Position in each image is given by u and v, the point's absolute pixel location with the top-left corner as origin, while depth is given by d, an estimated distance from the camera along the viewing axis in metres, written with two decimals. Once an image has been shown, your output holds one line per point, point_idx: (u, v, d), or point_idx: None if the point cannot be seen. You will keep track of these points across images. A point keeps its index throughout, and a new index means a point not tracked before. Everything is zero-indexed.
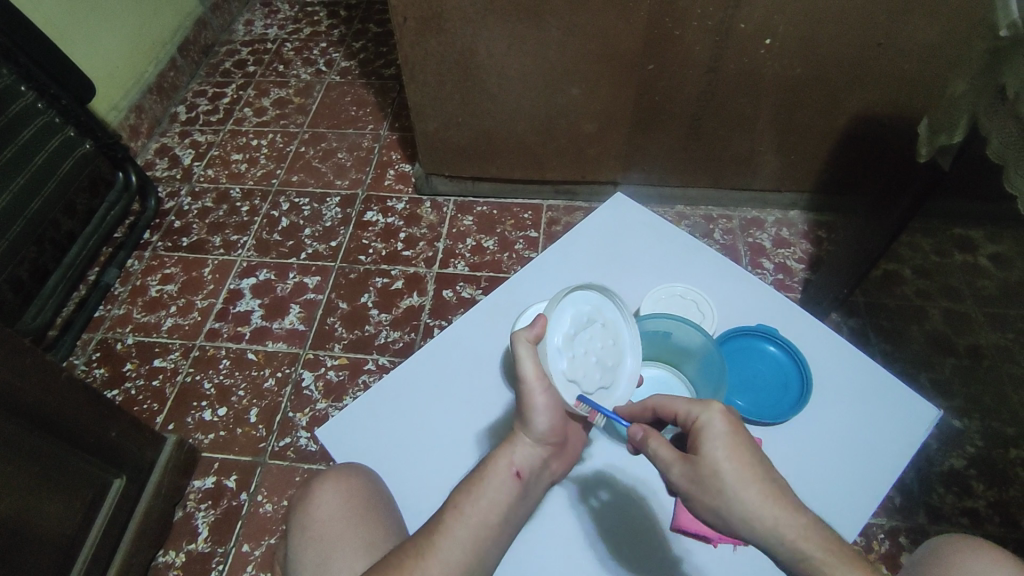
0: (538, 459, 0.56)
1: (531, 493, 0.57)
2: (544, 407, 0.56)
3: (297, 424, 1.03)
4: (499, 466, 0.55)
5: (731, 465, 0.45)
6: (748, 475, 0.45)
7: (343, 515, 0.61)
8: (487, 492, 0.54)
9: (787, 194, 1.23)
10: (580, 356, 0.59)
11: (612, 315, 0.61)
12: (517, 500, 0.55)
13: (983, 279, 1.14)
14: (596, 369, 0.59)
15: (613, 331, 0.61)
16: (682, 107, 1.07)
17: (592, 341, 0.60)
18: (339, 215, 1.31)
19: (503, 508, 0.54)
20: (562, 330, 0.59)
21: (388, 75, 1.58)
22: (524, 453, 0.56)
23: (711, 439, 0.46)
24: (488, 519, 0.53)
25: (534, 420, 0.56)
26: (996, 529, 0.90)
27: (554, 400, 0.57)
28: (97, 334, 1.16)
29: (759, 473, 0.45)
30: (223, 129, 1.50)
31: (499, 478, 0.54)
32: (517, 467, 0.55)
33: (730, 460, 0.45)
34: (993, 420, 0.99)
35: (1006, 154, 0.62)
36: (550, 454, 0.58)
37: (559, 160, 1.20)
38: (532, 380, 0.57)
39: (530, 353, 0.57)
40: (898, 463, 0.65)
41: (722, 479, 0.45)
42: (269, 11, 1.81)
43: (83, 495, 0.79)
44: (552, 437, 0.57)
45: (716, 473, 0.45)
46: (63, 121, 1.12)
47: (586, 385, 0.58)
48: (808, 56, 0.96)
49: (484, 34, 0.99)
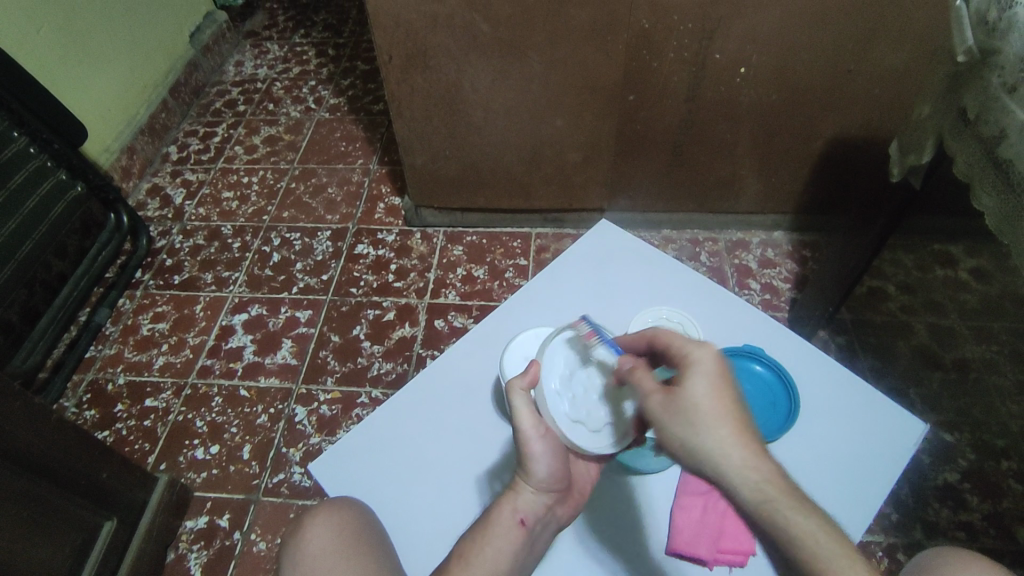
0: (541, 505, 0.56)
1: (538, 540, 0.56)
2: (543, 454, 0.57)
3: (291, 459, 1.02)
4: (503, 515, 0.55)
5: (713, 399, 0.49)
6: (723, 408, 0.49)
7: (335, 548, 0.60)
8: (492, 543, 0.54)
9: (770, 215, 1.25)
10: (581, 395, 0.58)
11: (607, 354, 0.60)
12: (524, 547, 0.55)
13: (966, 293, 1.16)
14: (599, 407, 0.58)
15: (611, 368, 0.59)
16: (663, 135, 1.10)
17: (592, 378, 0.59)
18: (330, 248, 1.32)
19: (510, 557, 0.54)
20: (557, 370, 0.60)
21: (377, 110, 1.61)
22: (527, 500, 0.56)
23: (695, 371, 0.51)
24: (495, 570, 0.53)
25: (534, 467, 0.57)
26: (993, 542, 0.90)
27: (553, 446, 0.57)
28: (88, 374, 1.16)
29: (741, 412, 0.49)
30: (214, 167, 1.52)
31: (503, 527, 0.55)
32: (522, 515, 0.55)
33: (709, 392, 0.49)
34: (983, 432, 1.00)
35: (973, 173, 0.65)
36: (555, 500, 0.58)
37: (545, 189, 1.23)
38: (530, 431, 0.57)
39: (524, 400, 0.58)
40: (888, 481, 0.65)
41: (700, 408, 0.49)
42: (258, 52, 1.85)
43: (73, 539, 0.78)
44: (555, 482, 0.57)
45: (691, 402, 0.49)
46: (55, 165, 1.14)
47: (591, 424, 0.57)
48: (781, 83, 0.99)
49: (469, 71, 1.02)
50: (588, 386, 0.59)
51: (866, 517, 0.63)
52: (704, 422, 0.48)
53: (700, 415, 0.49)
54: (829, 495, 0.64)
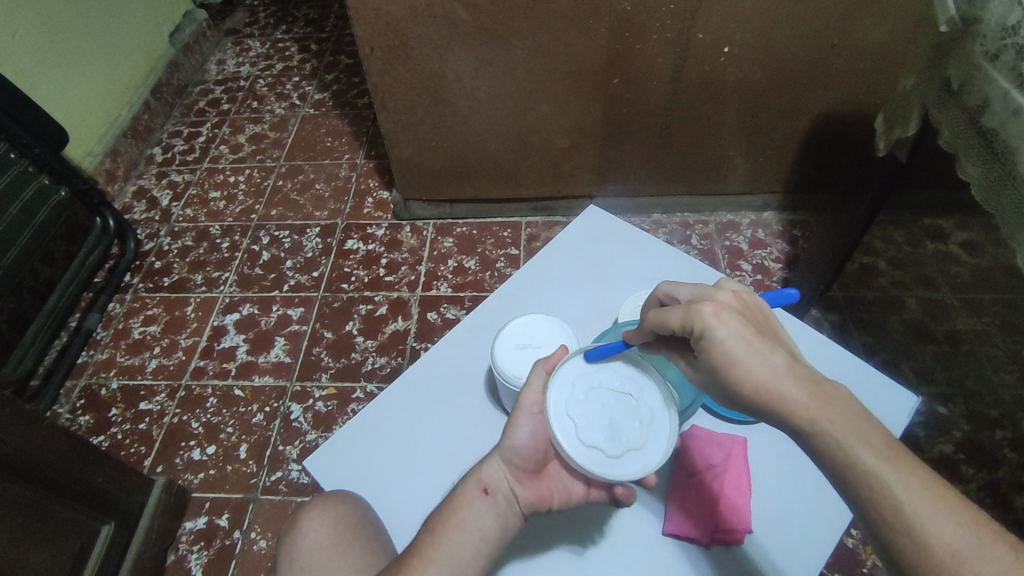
0: (508, 475, 0.56)
1: (508, 513, 0.55)
2: (517, 426, 0.57)
3: (288, 457, 1.02)
4: (467, 486, 0.56)
5: (739, 356, 0.45)
6: (761, 361, 0.44)
7: (330, 542, 0.60)
8: (457, 515, 0.54)
9: (759, 195, 1.25)
10: (596, 412, 0.55)
11: (652, 401, 0.56)
12: (490, 518, 0.54)
13: (956, 265, 1.17)
14: (606, 432, 0.54)
15: (644, 413, 0.56)
16: (650, 118, 1.09)
17: (618, 407, 0.56)
18: (319, 245, 1.32)
19: (472, 527, 0.53)
20: (587, 379, 0.58)
21: (362, 104, 1.60)
22: (491, 470, 0.56)
23: (719, 330, 0.46)
24: (457, 539, 0.53)
25: (504, 439, 0.57)
26: (989, 511, 0.90)
27: (542, 429, 0.57)
28: (80, 380, 1.15)
29: (770, 357, 0.44)
30: (200, 168, 1.51)
31: (466, 498, 0.55)
32: (485, 485, 0.55)
33: (741, 345, 0.45)
34: (977, 403, 1.01)
35: (957, 144, 0.65)
36: (524, 472, 0.56)
37: (534, 177, 1.22)
38: (528, 404, 0.57)
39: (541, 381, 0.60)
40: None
41: (737, 363, 0.45)
42: (240, 49, 1.83)
43: (72, 544, 0.78)
44: (521, 456, 0.56)
45: (727, 363, 0.45)
46: (36, 169, 1.12)
47: (588, 440, 0.54)
48: (765, 62, 0.99)
49: (451, 60, 1.01)
50: (607, 409, 0.56)
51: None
52: (745, 375, 0.44)
53: (740, 373, 0.44)
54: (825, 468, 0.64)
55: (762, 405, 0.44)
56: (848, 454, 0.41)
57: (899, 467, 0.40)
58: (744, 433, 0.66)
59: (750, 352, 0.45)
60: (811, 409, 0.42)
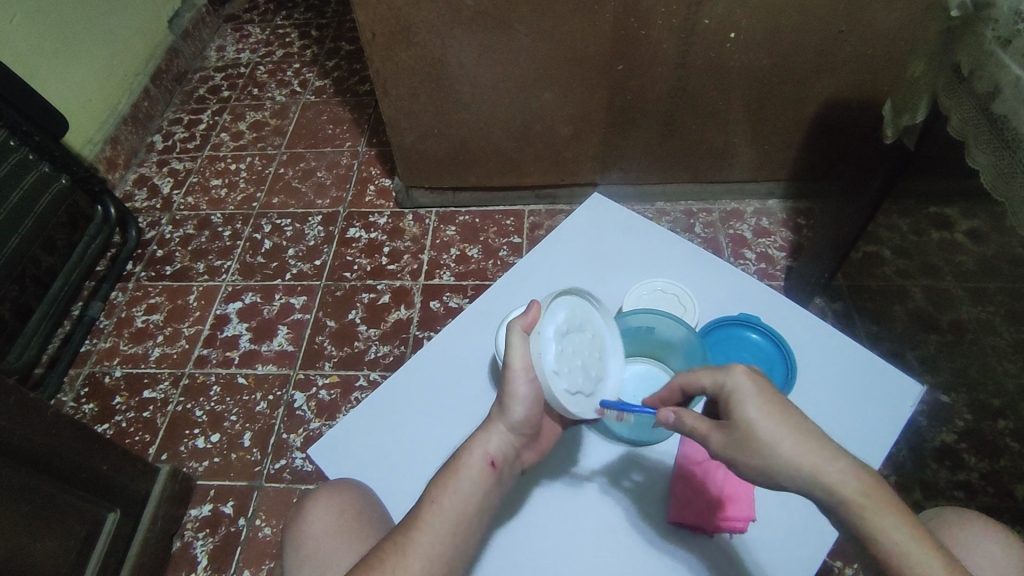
0: (512, 447, 0.57)
1: (505, 481, 0.57)
2: (525, 397, 0.56)
3: (292, 445, 1.03)
4: (472, 456, 0.56)
5: (767, 420, 0.46)
6: (789, 428, 0.46)
7: (337, 529, 0.63)
8: (463, 484, 0.54)
9: (764, 183, 1.24)
10: (573, 357, 0.57)
11: (598, 332, 0.61)
12: (493, 488, 0.56)
13: (961, 254, 1.16)
14: (581, 374, 0.57)
15: (597, 345, 0.61)
16: (655, 105, 1.08)
17: (583, 347, 0.59)
18: (321, 233, 1.31)
19: (478, 497, 0.54)
20: (560, 327, 0.57)
21: (363, 91, 1.58)
22: (498, 441, 0.57)
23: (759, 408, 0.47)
24: (464, 510, 0.54)
25: (511, 408, 0.57)
26: (991, 500, 0.91)
27: (535, 391, 0.57)
28: (84, 369, 1.15)
29: (797, 425, 0.46)
30: (201, 155, 1.50)
31: (473, 469, 0.55)
32: (491, 456, 0.56)
33: (769, 411, 0.47)
34: (980, 393, 1.01)
35: (967, 131, 0.64)
36: (522, 444, 0.59)
37: (537, 164, 1.21)
38: (517, 369, 0.56)
39: (521, 342, 0.56)
40: (883, 445, 0.65)
41: (772, 440, 0.46)
42: (240, 35, 1.81)
43: (78, 531, 0.79)
44: (526, 425, 0.58)
45: (756, 427, 0.46)
46: (37, 158, 1.11)
47: (575, 387, 0.56)
48: (771, 48, 0.98)
49: (454, 45, 1.00)
50: (577, 352, 0.58)
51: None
52: (781, 453, 0.46)
53: (769, 438, 0.46)
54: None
55: (789, 473, 0.45)
56: (872, 524, 0.43)
57: (916, 538, 0.43)
58: None
59: (785, 431, 0.46)
60: (837, 479, 0.44)
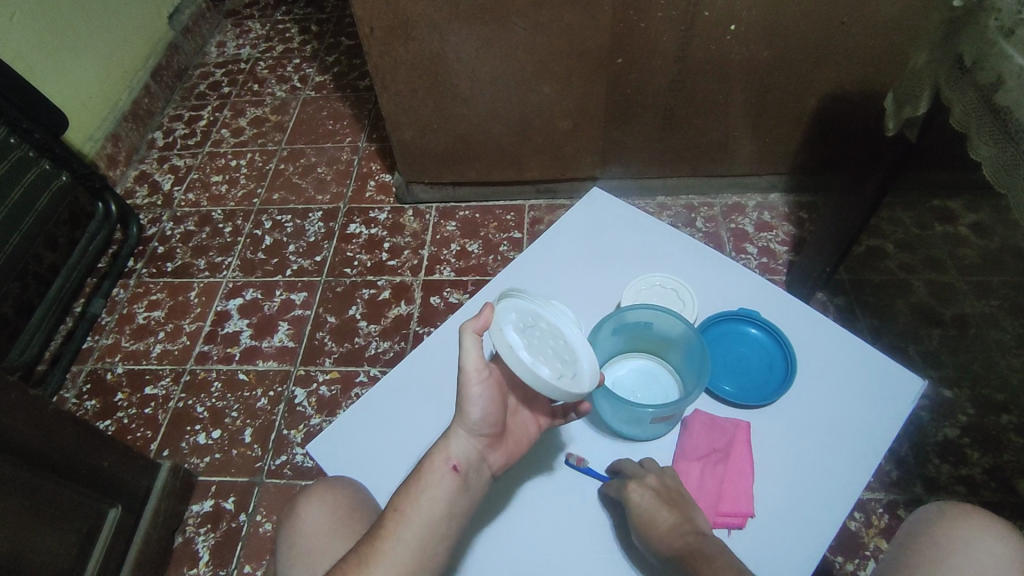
0: (476, 450, 0.56)
1: (476, 485, 0.56)
2: (479, 397, 0.55)
3: (292, 441, 1.03)
4: (435, 463, 0.55)
5: (639, 506, 0.57)
6: (658, 513, 0.56)
7: (331, 526, 0.64)
8: (427, 492, 0.54)
9: (766, 176, 1.23)
10: (537, 346, 0.55)
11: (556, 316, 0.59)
12: (459, 493, 0.54)
13: (965, 247, 1.15)
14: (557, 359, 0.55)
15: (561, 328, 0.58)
16: (655, 98, 1.08)
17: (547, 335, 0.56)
18: (322, 229, 1.31)
19: (444, 504, 0.54)
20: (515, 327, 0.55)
21: (363, 86, 1.58)
22: (460, 445, 0.55)
23: (647, 498, 0.57)
24: (430, 518, 0.53)
25: (468, 410, 0.55)
26: (993, 495, 0.90)
27: (491, 391, 0.56)
28: (86, 365, 1.16)
29: (666, 511, 0.56)
30: (201, 152, 1.50)
31: (435, 475, 0.54)
32: (454, 461, 0.55)
33: (643, 499, 0.57)
34: (983, 387, 1.00)
35: (969, 122, 0.63)
36: (488, 445, 0.57)
37: (537, 159, 1.20)
38: (471, 371, 0.56)
39: (475, 343, 0.56)
40: (885, 439, 0.65)
41: (651, 521, 0.56)
42: (240, 31, 1.81)
43: (79, 528, 0.79)
44: (487, 425, 0.56)
45: (634, 515, 0.57)
46: (37, 155, 1.11)
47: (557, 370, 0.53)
48: (773, 40, 0.97)
49: (452, 39, 0.99)
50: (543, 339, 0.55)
51: (864, 474, 0.63)
52: (657, 532, 0.55)
53: (642, 522, 0.56)
54: (827, 453, 0.64)
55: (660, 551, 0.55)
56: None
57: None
58: (747, 416, 0.68)
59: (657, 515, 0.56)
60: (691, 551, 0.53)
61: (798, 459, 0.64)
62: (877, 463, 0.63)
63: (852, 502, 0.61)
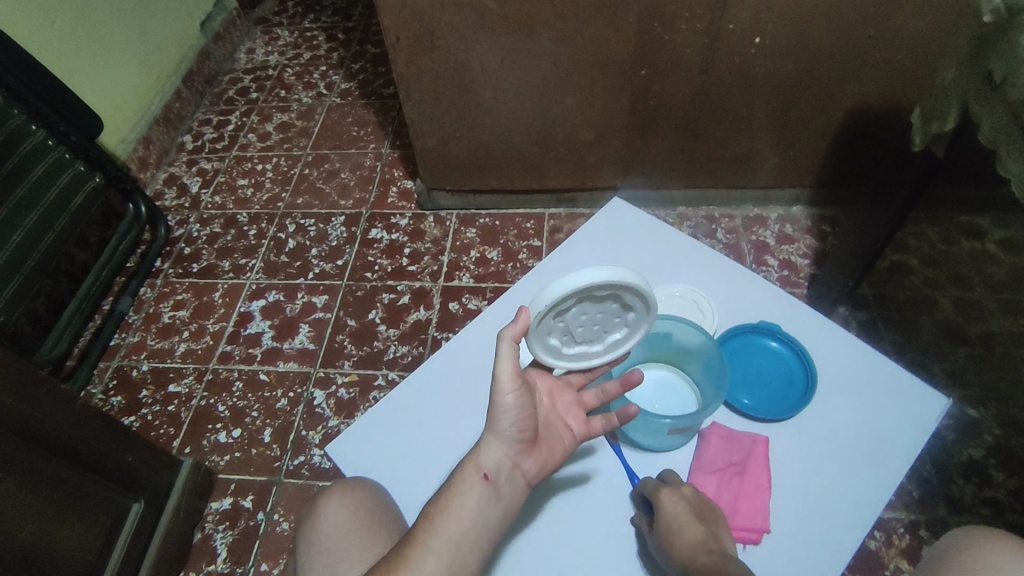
0: (508, 459, 0.55)
1: (508, 495, 0.55)
2: (512, 406, 0.56)
3: (310, 442, 1.04)
4: (465, 471, 0.55)
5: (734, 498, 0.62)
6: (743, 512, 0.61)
7: (349, 526, 0.64)
8: (456, 500, 0.54)
9: (788, 189, 1.22)
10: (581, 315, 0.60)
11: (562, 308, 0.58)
12: (489, 502, 0.54)
13: (993, 265, 1.13)
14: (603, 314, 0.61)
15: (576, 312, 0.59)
16: (677, 110, 1.08)
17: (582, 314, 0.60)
18: (344, 233, 1.33)
19: (473, 512, 0.53)
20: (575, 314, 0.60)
21: (388, 94, 1.60)
22: (490, 454, 0.55)
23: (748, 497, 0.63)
24: (459, 525, 0.53)
25: (499, 418, 0.56)
26: (1019, 518, 0.88)
27: (523, 401, 0.56)
28: (113, 362, 1.19)
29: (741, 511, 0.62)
30: (229, 155, 1.53)
31: (465, 484, 0.54)
32: (484, 470, 0.55)
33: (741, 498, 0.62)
34: (1010, 407, 0.98)
35: (999, 139, 0.63)
36: (520, 454, 0.56)
37: (559, 168, 1.21)
38: (504, 380, 0.56)
39: (511, 352, 0.56)
40: (902, 465, 0.63)
41: (679, 525, 0.56)
42: (269, 38, 1.84)
43: (103, 521, 0.81)
44: (519, 431, 0.56)
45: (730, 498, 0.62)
46: (73, 156, 1.14)
47: (626, 303, 0.60)
48: (798, 54, 0.97)
49: (477, 49, 1.00)
50: (589, 324, 0.62)
51: (881, 502, 0.62)
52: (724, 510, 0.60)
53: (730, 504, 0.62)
54: (842, 480, 0.63)
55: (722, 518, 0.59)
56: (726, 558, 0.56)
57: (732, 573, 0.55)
58: (765, 429, 0.67)
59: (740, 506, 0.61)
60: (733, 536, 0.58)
61: (814, 487, 0.63)
62: (893, 491, 0.62)
63: (867, 531, 0.60)
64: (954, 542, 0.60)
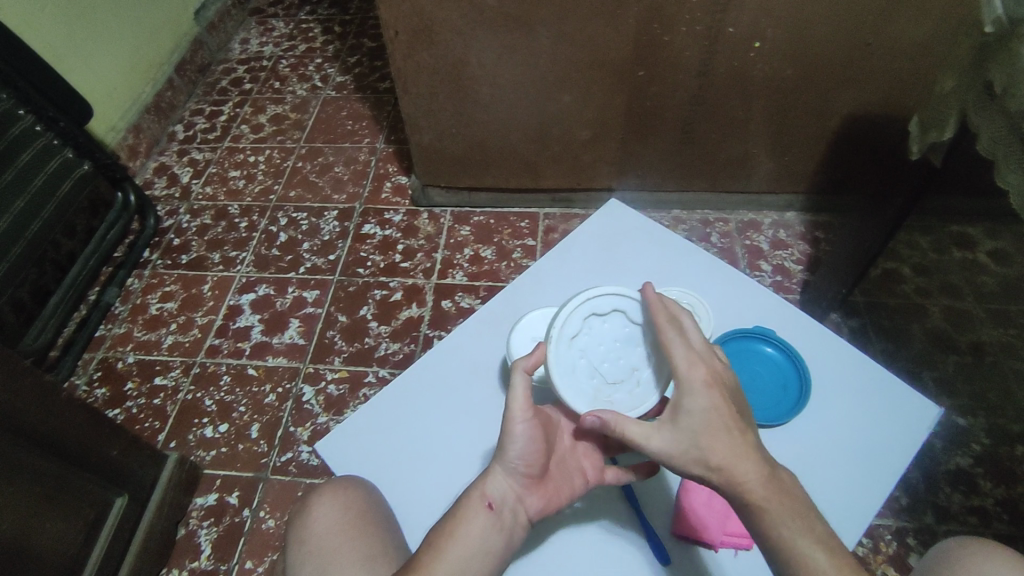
0: (513, 490, 0.57)
1: (512, 527, 0.56)
2: (521, 436, 0.57)
3: (299, 438, 1.03)
4: (470, 499, 0.56)
5: (680, 354, 0.54)
6: (703, 369, 0.53)
7: (340, 525, 0.62)
8: (460, 528, 0.54)
9: (782, 195, 1.23)
10: (598, 347, 0.59)
11: (567, 328, 0.60)
12: (493, 533, 0.55)
13: (983, 275, 1.14)
14: (621, 342, 0.60)
15: (587, 341, 0.60)
16: (674, 113, 1.08)
17: (597, 343, 0.60)
18: (337, 228, 1.32)
19: (476, 541, 0.54)
20: (590, 345, 0.60)
21: (383, 88, 1.59)
22: (496, 483, 0.57)
23: (689, 351, 0.54)
24: (461, 554, 0.53)
25: (508, 448, 0.57)
26: (1005, 527, 0.89)
27: (533, 433, 0.57)
28: (98, 353, 1.17)
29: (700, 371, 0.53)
30: (221, 146, 1.51)
31: (470, 512, 0.55)
32: (489, 499, 0.56)
33: (684, 354, 0.54)
34: (997, 416, 0.99)
35: (997, 150, 0.63)
36: (526, 486, 0.57)
37: (556, 167, 1.20)
38: (516, 410, 0.57)
39: (524, 381, 0.58)
40: (874, 506, 0.62)
41: (716, 432, 0.50)
42: (264, 29, 1.82)
43: (85, 515, 0.79)
44: (526, 465, 0.57)
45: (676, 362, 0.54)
46: (61, 143, 1.12)
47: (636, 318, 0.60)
48: (797, 59, 0.97)
49: (476, 45, 0.99)
50: (613, 357, 0.59)
51: (853, 535, 0.61)
52: (693, 397, 0.52)
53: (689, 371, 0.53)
54: (824, 503, 0.62)
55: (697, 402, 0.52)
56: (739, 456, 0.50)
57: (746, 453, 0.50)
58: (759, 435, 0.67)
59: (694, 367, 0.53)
60: (719, 411, 0.51)
61: None
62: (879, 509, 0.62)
63: None
64: (953, 561, 0.58)
